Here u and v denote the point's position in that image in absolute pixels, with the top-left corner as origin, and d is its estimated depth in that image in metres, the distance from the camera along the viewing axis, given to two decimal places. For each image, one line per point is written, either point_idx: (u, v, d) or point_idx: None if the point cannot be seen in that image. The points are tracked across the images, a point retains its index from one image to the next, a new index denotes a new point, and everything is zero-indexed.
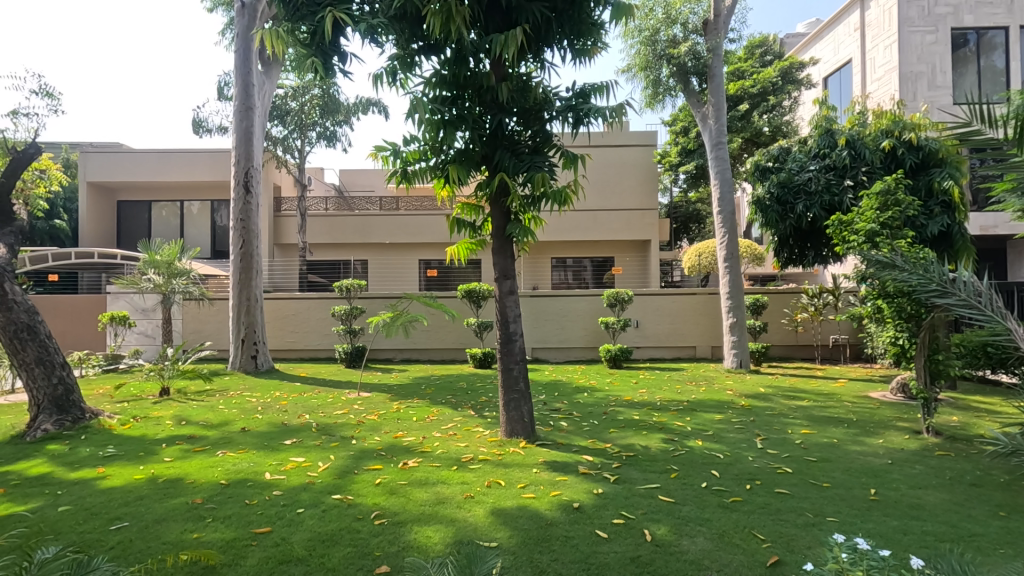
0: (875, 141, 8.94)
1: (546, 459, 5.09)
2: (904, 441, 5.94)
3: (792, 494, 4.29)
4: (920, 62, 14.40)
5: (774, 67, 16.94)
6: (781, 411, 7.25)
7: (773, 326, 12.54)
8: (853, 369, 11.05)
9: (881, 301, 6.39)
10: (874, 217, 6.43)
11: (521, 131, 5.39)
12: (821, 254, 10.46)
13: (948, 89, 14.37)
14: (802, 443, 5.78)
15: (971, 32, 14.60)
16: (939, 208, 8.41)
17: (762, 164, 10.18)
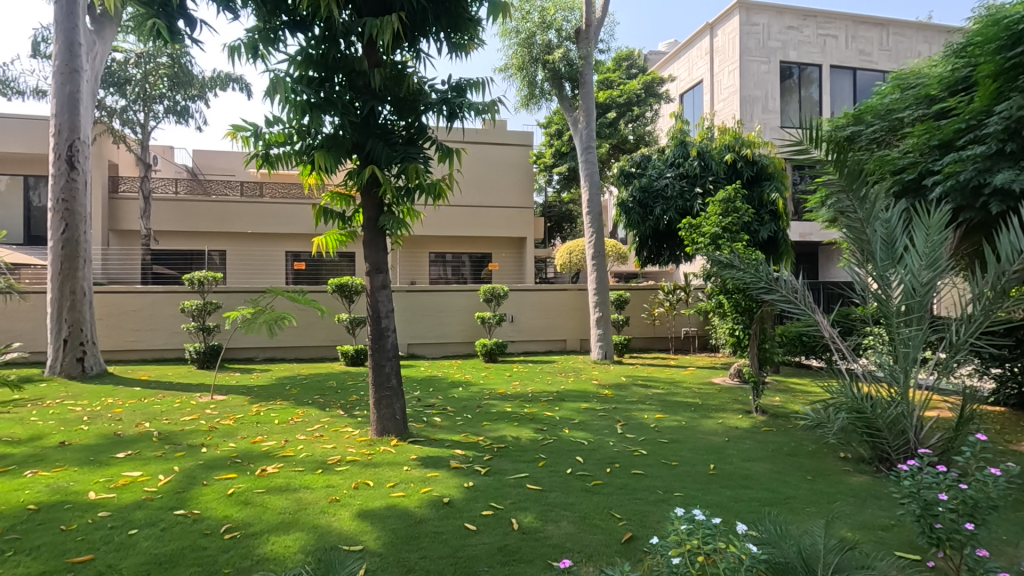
0: (720, 154, 9.98)
1: (418, 455, 5.02)
2: (737, 420, 6.77)
3: (646, 474, 4.67)
4: (756, 88, 16.43)
5: (638, 80, 18.25)
6: (638, 398, 7.88)
7: (634, 319, 13.60)
8: (700, 358, 12.35)
9: (722, 296, 7.22)
10: (717, 222, 7.19)
11: (394, 120, 5.24)
12: (675, 254, 11.45)
13: (776, 114, 16.58)
14: (656, 427, 6.33)
15: (795, 66, 16.91)
16: (769, 216, 9.59)
17: (626, 169, 10.96)
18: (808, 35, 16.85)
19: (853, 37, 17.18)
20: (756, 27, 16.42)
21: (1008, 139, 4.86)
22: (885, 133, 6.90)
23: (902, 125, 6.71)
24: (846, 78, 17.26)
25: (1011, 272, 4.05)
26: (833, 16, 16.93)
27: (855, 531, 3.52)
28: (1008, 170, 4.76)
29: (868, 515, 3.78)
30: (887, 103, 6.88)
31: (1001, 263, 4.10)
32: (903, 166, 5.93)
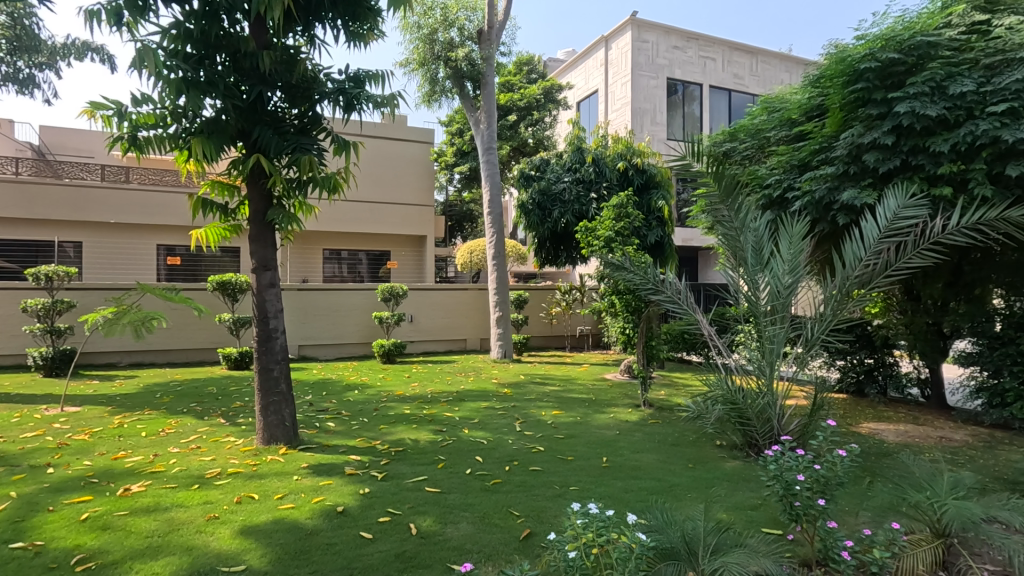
0: (613, 162, 10.50)
1: (309, 464, 4.75)
2: (627, 414, 7.16)
3: (544, 470, 4.78)
4: (645, 101, 17.51)
5: (538, 85, 18.70)
6: (536, 396, 8.07)
7: (533, 319, 13.92)
8: (593, 355, 12.93)
9: (614, 296, 7.61)
10: (611, 226, 7.54)
11: (285, 108, 4.92)
12: (572, 256, 11.87)
13: (663, 127, 17.79)
14: (553, 423, 6.52)
15: (679, 84, 18.25)
16: (656, 222, 10.13)
17: (526, 172, 11.20)
18: (691, 55, 18.25)
19: (728, 61, 18.90)
20: (645, 44, 17.50)
21: (852, 162, 5.55)
22: (755, 150, 7.65)
23: (768, 144, 7.47)
24: (722, 98, 18.94)
25: (853, 278, 4.68)
26: (712, 40, 18.50)
27: (729, 512, 3.86)
28: (850, 188, 5.47)
29: (739, 496, 4.17)
30: (756, 124, 7.65)
31: (846, 270, 4.72)
32: (770, 182, 6.58)
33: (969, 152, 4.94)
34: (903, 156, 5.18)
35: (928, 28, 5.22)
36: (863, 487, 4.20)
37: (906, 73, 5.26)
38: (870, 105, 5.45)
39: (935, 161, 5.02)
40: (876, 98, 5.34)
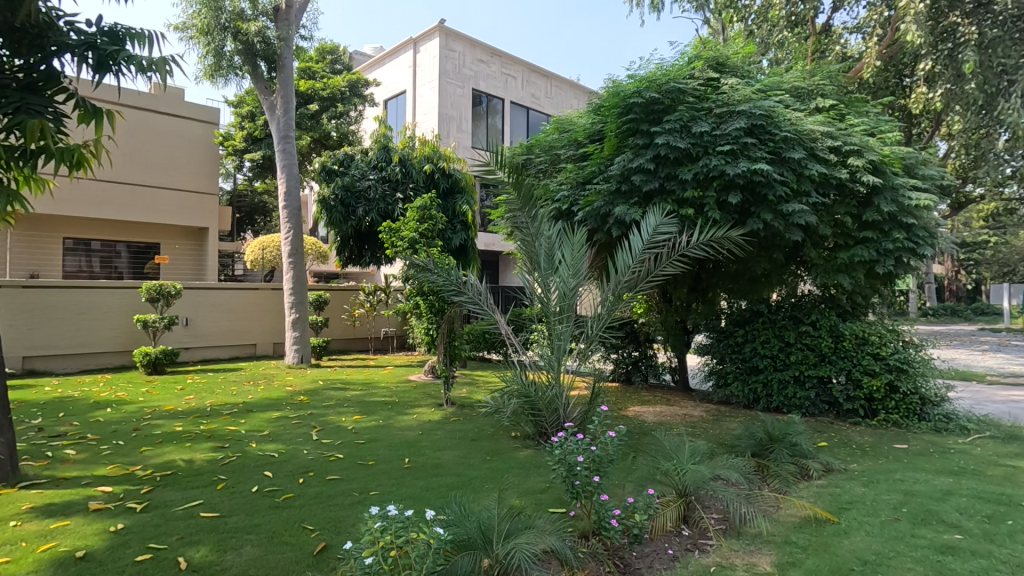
0: (420, 163, 10.47)
1: (36, 503, 3.80)
2: (430, 413, 7.25)
3: (342, 478, 4.57)
4: (452, 108, 17.96)
5: (343, 77, 17.84)
6: (336, 402, 7.68)
7: (334, 321, 13.23)
8: (398, 357, 12.81)
9: (419, 297, 7.63)
10: (415, 227, 7.55)
11: (7, 59, 3.93)
12: (377, 256, 11.59)
13: (468, 135, 18.46)
14: (353, 429, 6.27)
15: (484, 96, 19.12)
16: (461, 225, 10.37)
17: (329, 166, 10.54)
18: (494, 70, 19.26)
19: (527, 81, 20.43)
20: (453, 53, 17.97)
21: (623, 183, 6.43)
22: (548, 165, 8.39)
23: (559, 160, 8.25)
24: (521, 115, 20.39)
25: (624, 282, 5.41)
26: (513, 59, 19.80)
27: (521, 498, 4.16)
28: (622, 204, 6.31)
29: (531, 482, 4.51)
30: (550, 141, 8.41)
31: (619, 275, 5.43)
32: (560, 195, 7.27)
33: (705, 181, 6.09)
34: (660, 180, 6.17)
35: (678, 77, 6.31)
36: (629, 462, 4.89)
37: (663, 111, 6.29)
38: (637, 135, 6.39)
39: (682, 186, 6.09)
40: (641, 130, 6.29)
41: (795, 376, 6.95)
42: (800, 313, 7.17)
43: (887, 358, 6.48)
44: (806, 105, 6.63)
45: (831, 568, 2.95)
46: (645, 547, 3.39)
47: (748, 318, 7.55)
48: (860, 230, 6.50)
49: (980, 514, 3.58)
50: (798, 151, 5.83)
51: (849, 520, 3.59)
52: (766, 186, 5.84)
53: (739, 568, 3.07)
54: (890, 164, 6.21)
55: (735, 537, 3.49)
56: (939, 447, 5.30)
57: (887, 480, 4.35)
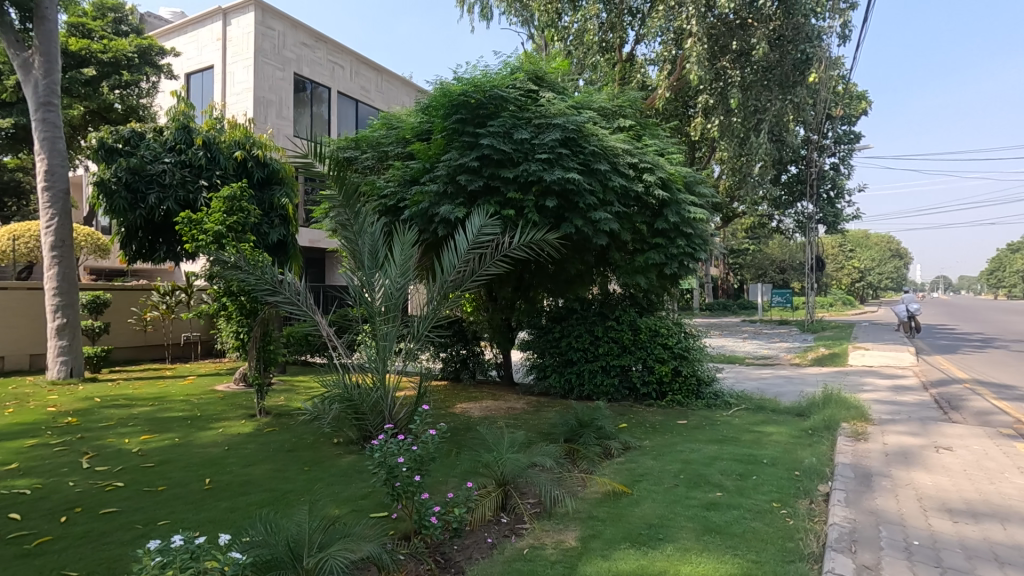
0: (229, 150, 9.29)
1: None
2: (240, 425, 6.57)
3: (122, 509, 3.90)
4: (270, 91, 16.46)
5: (130, 41, 15.18)
6: (117, 421, 6.53)
7: (117, 326, 11.24)
8: (203, 365, 11.37)
9: (226, 298, 6.81)
10: (222, 220, 6.78)
11: None
12: (174, 250, 10.14)
13: (289, 122, 17.07)
14: (139, 451, 5.39)
15: (308, 82, 17.86)
16: (279, 221, 9.41)
17: (108, 143, 8.94)
18: (320, 57, 18.14)
19: (355, 72, 19.60)
20: (271, 31, 16.47)
21: (449, 183, 6.53)
22: (375, 161, 8.15)
23: (386, 158, 8.07)
24: (349, 107, 19.51)
25: (450, 282, 5.46)
26: (341, 48, 18.86)
27: (340, 506, 3.98)
28: (448, 204, 6.40)
29: (351, 489, 4.34)
30: (376, 137, 8.18)
31: (445, 275, 5.48)
32: (386, 191, 7.11)
33: (526, 185, 6.47)
34: (485, 181, 6.40)
35: (501, 85, 6.59)
36: (453, 458, 4.99)
37: (488, 116, 6.53)
38: (463, 136, 6.55)
39: (505, 188, 6.39)
40: (467, 131, 6.47)
41: (603, 366, 7.76)
42: (607, 310, 8.02)
43: (673, 347, 7.63)
44: (611, 124, 7.41)
45: (624, 535, 3.34)
46: (465, 539, 3.49)
47: (564, 315, 8.22)
48: (653, 237, 7.47)
49: (735, 473, 4.35)
50: (604, 164, 6.49)
51: (640, 490, 4.11)
52: (578, 194, 6.42)
53: (549, 546, 3.31)
54: (675, 181, 7.24)
55: (546, 518, 3.76)
56: (710, 420, 6.34)
57: (671, 452, 5.08)
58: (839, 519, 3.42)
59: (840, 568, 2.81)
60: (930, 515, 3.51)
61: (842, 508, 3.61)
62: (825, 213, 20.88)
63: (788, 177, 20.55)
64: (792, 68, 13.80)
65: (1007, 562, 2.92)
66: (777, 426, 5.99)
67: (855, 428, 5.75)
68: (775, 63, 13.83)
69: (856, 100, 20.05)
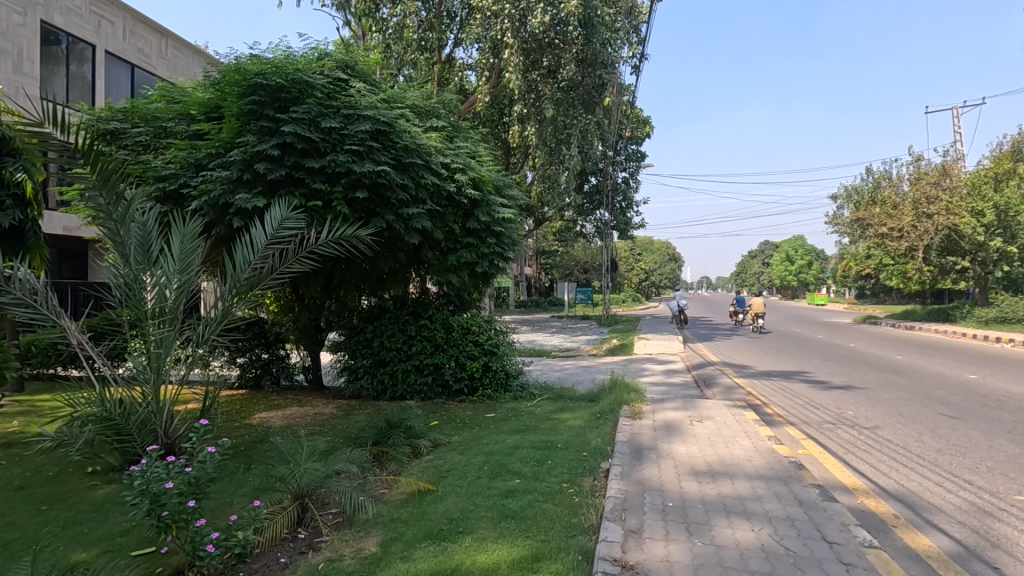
0: None
1: None
2: None
3: None
4: (3, 38, 13.14)
5: None
6: None
7: None
8: None
9: None
10: None
11: None
12: None
13: (34, 80, 13.81)
14: None
15: (62, 34, 14.67)
16: (10, 202, 6.97)
17: None
18: (79, 6, 15.00)
19: (130, 31, 16.62)
20: None
21: (245, 170, 5.86)
22: (151, 138, 6.96)
23: (166, 135, 6.96)
24: (123, 72, 16.51)
25: (243, 280, 4.89)
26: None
27: (89, 550, 3.33)
28: (243, 193, 5.74)
29: (106, 526, 3.66)
30: (153, 109, 6.99)
31: (236, 272, 4.89)
32: (164, 174, 6.13)
33: (333, 177, 6.13)
34: (287, 170, 5.89)
35: (306, 70, 6.12)
36: (243, 475, 4.51)
37: (290, 100, 6.03)
38: (261, 119, 5.95)
39: (311, 179, 5.97)
40: (266, 115, 5.89)
41: (416, 365, 7.73)
42: (420, 309, 8.02)
43: (484, 344, 7.95)
44: (424, 122, 7.37)
45: (425, 533, 3.35)
46: (253, 564, 3.18)
47: (376, 315, 8.00)
48: (465, 237, 7.67)
49: (533, 459, 4.68)
50: (417, 160, 6.46)
51: (444, 486, 4.17)
52: (389, 189, 6.28)
53: (347, 556, 3.16)
54: (485, 183, 7.51)
55: (347, 527, 3.59)
56: (514, 412, 6.71)
57: (477, 445, 5.26)
58: (615, 492, 3.88)
59: (612, 536, 3.17)
60: (683, 479, 4.18)
61: (617, 481, 4.10)
62: (618, 220, 23.67)
63: (589, 188, 22.78)
64: (592, 90, 15.33)
65: (733, 511, 3.60)
66: (572, 412, 6.60)
67: (634, 409, 6.59)
68: (578, 83, 15.19)
69: (642, 124, 23.01)
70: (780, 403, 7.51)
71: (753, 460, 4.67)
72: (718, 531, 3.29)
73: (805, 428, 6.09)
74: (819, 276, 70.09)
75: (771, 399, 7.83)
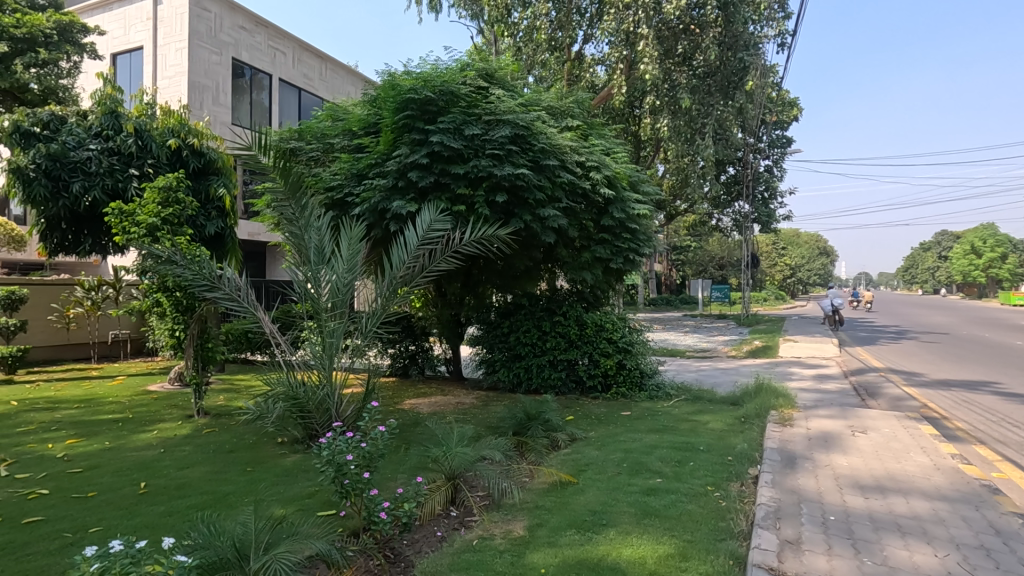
0: (162, 137, 8.38)
1: None
2: (175, 427, 6.33)
3: (48, 518, 3.78)
4: (205, 76, 15.71)
5: (48, 15, 13.70)
6: (35, 427, 6.20)
7: (36, 324, 10.59)
8: (133, 365, 10.87)
9: (159, 294, 6.41)
10: (156, 212, 6.49)
11: None
12: (101, 243, 9.32)
13: (227, 109, 16.37)
14: (64, 456, 5.19)
15: (246, 68, 17.11)
16: (215, 212, 8.48)
17: (25, 126, 7.99)
18: (259, 42, 17.42)
19: (298, 59, 18.95)
20: (206, 13, 15.69)
21: (399, 178, 6.44)
22: (320, 153, 7.94)
23: (333, 149, 7.88)
24: (292, 95, 18.89)
25: (398, 278, 5.41)
26: (282, 33, 18.17)
27: (285, 506, 3.94)
28: (398, 199, 6.32)
29: (296, 488, 4.30)
30: (322, 128, 7.97)
31: (393, 271, 5.42)
32: (333, 184, 6.95)
33: (476, 181, 6.51)
34: (435, 176, 6.37)
35: (451, 80, 6.56)
36: (402, 454, 5.00)
37: (437, 111, 6.49)
38: (413, 131, 6.49)
39: (455, 183, 6.40)
40: (417, 127, 6.40)
41: (550, 360, 7.94)
42: (554, 306, 8.21)
43: (617, 341, 7.92)
44: (559, 123, 7.53)
45: (570, 522, 3.47)
46: (414, 534, 3.53)
47: (512, 311, 8.34)
48: (599, 233, 7.69)
49: (673, 460, 4.60)
50: (553, 160, 6.62)
51: (585, 479, 4.27)
52: (527, 190, 6.52)
53: (497, 536, 3.39)
54: (619, 179, 7.48)
55: (495, 510, 3.84)
56: (651, 411, 6.62)
57: (614, 442, 5.29)
58: (766, 499, 3.69)
59: (766, 544, 3.04)
60: (845, 492, 3.85)
61: (768, 488, 3.89)
62: (760, 212, 21.93)
63: (727, 178, 21.45)
64: (732, 74, 14.41)
65: (909, 532, 3.24)
66: (712, 414, 6.35)
67: (784, 415, 6.16)
68: (717, 68, 14.41)
69: (788, 106, 21.12)
70: (965, 417, 6.52)
71: (932, 479, 4.14)
72: (890, 552, 2.99)
73: (1000, 448, 5.23)
74: (1015, 271, 58.96)
75: (952, 412, 6.83)
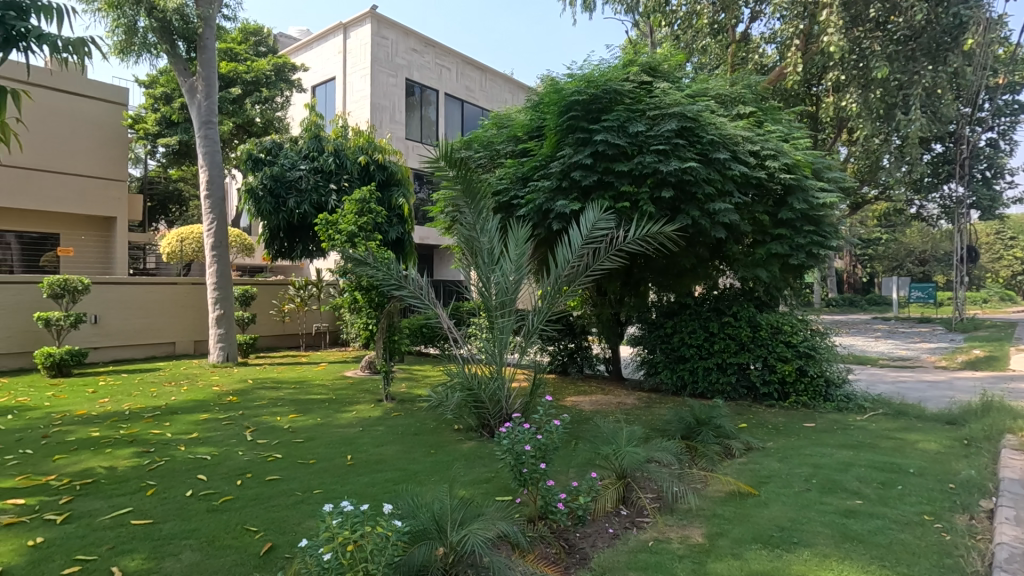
0: (354, 155, 9.61)
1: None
2: (369, 410, 7.22)
3: (282, 478, 4.57)
4: (385, 97, 17.59)
5: (269, 59, 16.47)
6: (267, 402, 7.53)
7: (261, 317, 12.85)
8: (331, 353, 12.63)
9: (356, 292, 7.34)
10: (353, 221, 7.42)
11: None
12: (308, 249, 10.94)
13: (402, 125, 18.17)
14: (290, 428, 6.24)
15: (417, 86, 18.80)
16: (396, 219, 9.47)
17: (255, 154, 9.60)
18: (427, 62, 19.01)
19: (461, 73, 20.30)
20: (385, 41, 17.56)
21: (563, 179, 6.58)
22: (487, 160, 8.44)
23: (498, 155, 8.32)
24: (456, 107, 20.31)
25: (563, 276, 5.55)
26: (447, 50, 19.61)
27: (467, 488, 4.27)
28: (562, 199, 6.46)
29: (474, 472, 4.63)
30: (488, 136, 8.47)
31: (558, 269, 5.57)
32: (500, 189, 7.32)
33: (640, 178, 6.41)
34: (598, 175, 6.39)
35: (615, 78, 6.53)
36: (570, 450, 5.10)
37: (601, 110, 6.49)
38: (576, 132, 6.58)
39: (619, 181, 6.36)
40: (580, 128, 6.48)
41: (718, 363, 7.49)
42: (722, 305, 7.74)
43: (798, 345, 7.19)
44: (730, 111, 7.08)
45: (755, 536, 3.25)
46: (588, 527, 3.58)
47: (676, 311, 8.04)
48: (776, 228, 7.08)
49: (875, 481, 4.06)
50: (723, 152, 6.27)
51: (768, 492, 3.96)
52: (695, 184, 6.26)
53: (674, 541, 3.31)
54: (801, 167, 6.81)
55: (669, 514, 3.74)
56: (841, 424, 5.91)
57: (798, 455, 4.83)
58: (1008, 538, 3.08)
59: None
60: None
61: (1011, 526, 3.24)
62: (980, 195, 18.24)
63: (933, 157, 18.23)
64: (943, 33, 12.33)
65: None
66: (922, 433, 5.47)
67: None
68: (921, 29, 12.37)
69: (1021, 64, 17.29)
70: None
71: None
72: None
73: None
74: None
75: None
